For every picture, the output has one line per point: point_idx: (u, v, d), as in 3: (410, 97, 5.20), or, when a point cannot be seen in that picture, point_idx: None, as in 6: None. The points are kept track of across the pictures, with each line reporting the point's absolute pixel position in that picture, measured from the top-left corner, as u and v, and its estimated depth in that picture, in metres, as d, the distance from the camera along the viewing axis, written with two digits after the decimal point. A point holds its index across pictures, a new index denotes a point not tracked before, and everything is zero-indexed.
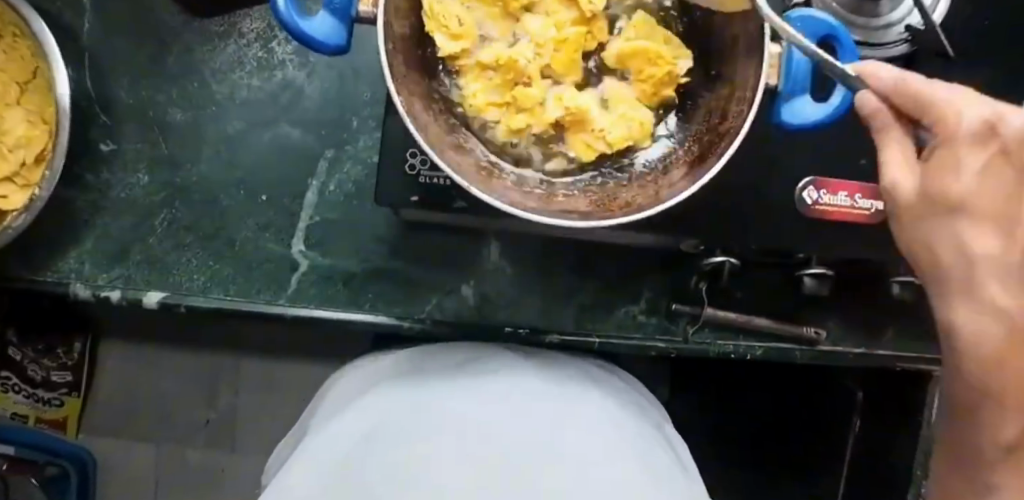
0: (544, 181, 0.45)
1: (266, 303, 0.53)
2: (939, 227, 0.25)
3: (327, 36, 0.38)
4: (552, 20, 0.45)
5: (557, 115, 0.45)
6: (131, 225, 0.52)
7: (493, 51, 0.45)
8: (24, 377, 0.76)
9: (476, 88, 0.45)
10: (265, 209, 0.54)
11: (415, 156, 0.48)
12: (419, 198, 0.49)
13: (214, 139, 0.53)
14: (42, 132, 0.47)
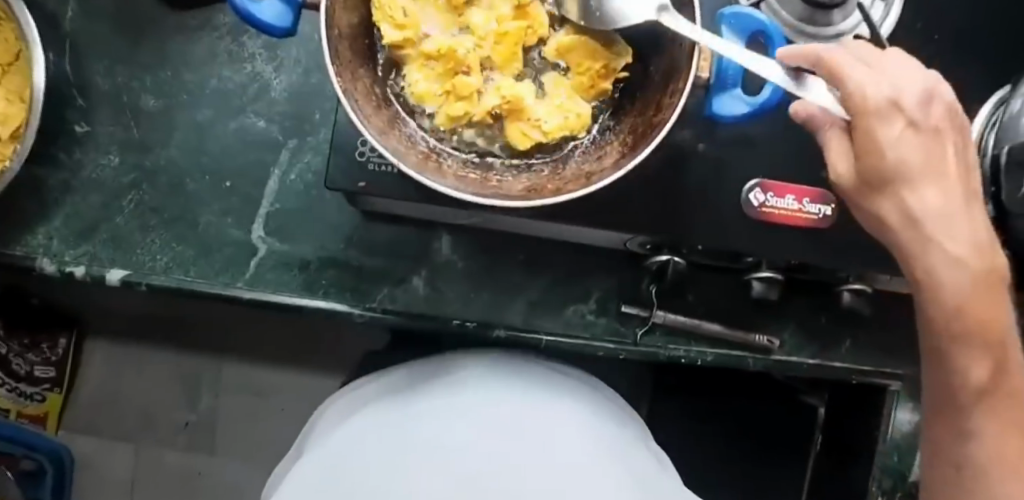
0: (480, 167, 0.44)
1: (224, 286, 0.53)
2: (885, 198, 0.32)
3: (275, 22, 0.39)
4: (494, 13, 0.45)
5: (497, 104, 0.44)
6: (101, 204, 0.55)
7: (434, 40, 0.44)
8: (10, 370, 0.97)
9: (417, 77, 0.44)
10: (228, 195, 0.55)
11: (365, 143, 0.48)
12: (365, 185, 0.48)
13: (184, 127, 0.56)
14: (18, 110, 0.53)
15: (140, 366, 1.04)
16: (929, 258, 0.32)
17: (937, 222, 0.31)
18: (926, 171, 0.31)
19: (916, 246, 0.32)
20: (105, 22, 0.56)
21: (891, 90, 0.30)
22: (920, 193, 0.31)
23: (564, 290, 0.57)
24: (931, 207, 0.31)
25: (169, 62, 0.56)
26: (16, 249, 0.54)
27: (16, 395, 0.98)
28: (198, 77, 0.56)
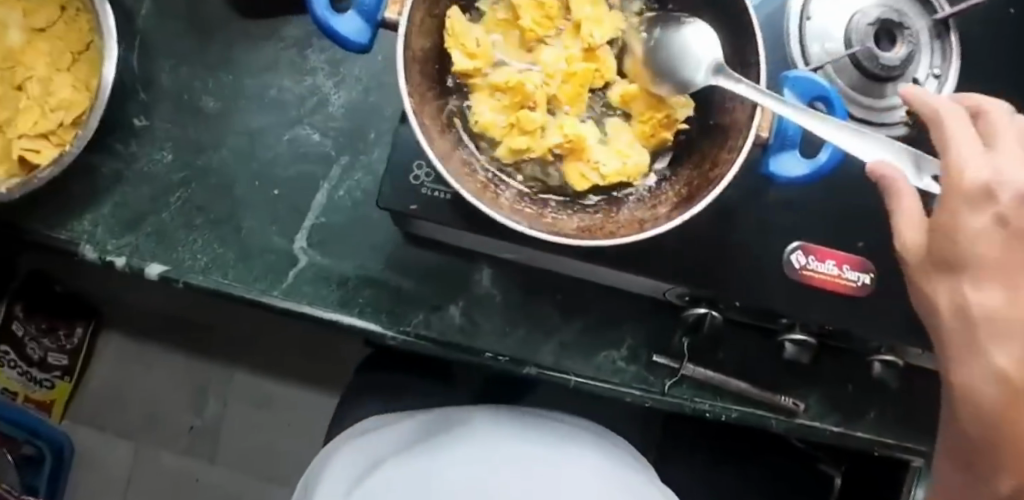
0: (535, 202, 0.45)
1: (261, 293, 0.53)
2: (946, 283, 0.30)
3: (351, 35, 0.40)
4: (565, 53, 0.46)
5: (560, 143, 0.45)
6: (149, 198, 0.55)
7: (504, 73, 0.45)
8: (23, 354, 0.99)
9: (484, 107, 0.44)
10: (275, 203, 0.55)
11: (420, 167, 0.48)
12: (416, 208, 0.48)
13: (239, 130, 0.56)
14: (83, 98, 0.55)
15: (150, 367, 1.05)
16: (970, 351, 0.30)
17: (986, 315, 0.29)
18: (994, 267, 0.29)
19: (967, 339, 0.30)
20: (176, 22, 0.57)
21: (994, 176, 0.29)
22: (982, 280, 0.29)
23: (598, 336, 0.57)
24: (987, 303, 0.29)
25: (233, 66, 0.56)
26: (61, 232, 0.55)
27: (28, 379, 0.99)
28: (259, 84, 0.56)
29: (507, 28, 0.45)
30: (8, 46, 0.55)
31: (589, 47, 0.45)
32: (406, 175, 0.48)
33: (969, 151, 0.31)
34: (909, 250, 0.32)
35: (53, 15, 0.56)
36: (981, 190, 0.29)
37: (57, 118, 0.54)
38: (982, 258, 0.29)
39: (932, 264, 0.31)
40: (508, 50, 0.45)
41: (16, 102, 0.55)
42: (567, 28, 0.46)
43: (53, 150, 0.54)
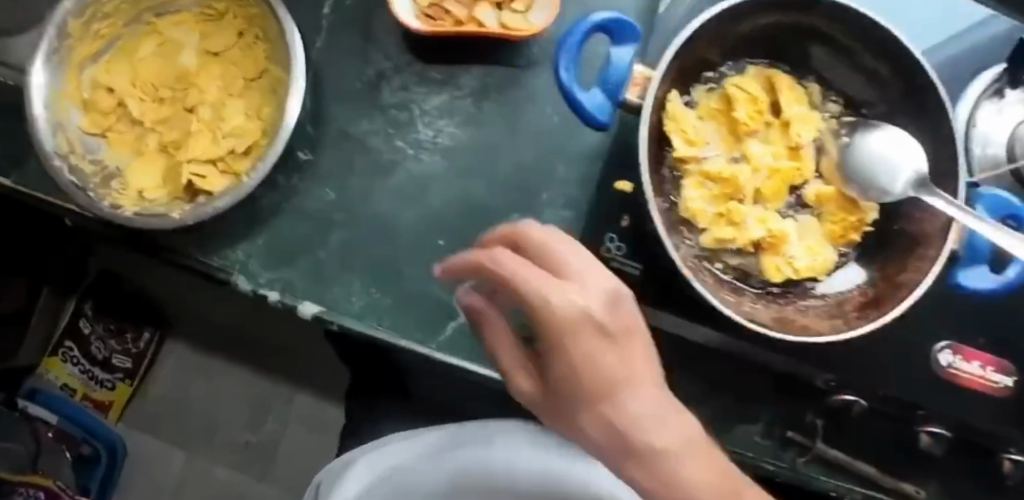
0: (731, 288, 0.46)
1: (419, 344, 0.52)
2: (552, 402, 0.33)
3: (594, 113, 0.41)
4: (771, 148, 0.47)
5: (761, 235, 0.46)
6: (308, 234, 0.53)
7: (714, 163, 0.46)
8: (89, 353, 1.01)
9: (695, 193, 0.46)
10: (439, 252, 0.54)
11: (612, 241, 0.50)
12: (609, 281, 0.50)
13: (404, 173, 0.54)
14: (256, 127, 0.53)
15: (212, 379, 1.05)
16: (601, 401, 0.30)
17: (611, 371, 0.31)
18: (606, 319, 0.31)
19: (569, 366, 0.31)
20: (350, 56, 0.55)
21: (580, 303, 0.31)
22: (567, 306, 0.30)
23: (738, 411, 0.56)
24: (614, 365, 0.31)
25: (405, 108, 0.55)
26: (215, 259, 0.53)
27: (90, 377, 1.01)
28: (431, 129, 0.55)
29: (720, 119, 0.46)
30: (184, 69, 0.55)
31: (795, 146, 0.47)
32: (598, 248, 0.50)
33: (538, 279, 0.30)
34: (533, 281, 0.30)
35: (230, 41, 0.55)
36: (533, 274, 0.31)
37: (228, 146, 0.52)
38: (580, 330, 0.30)
39: (534, 308, 0.31)
40: (718, 139, 0.46)
41: (187, 124, 0.54)
42: (774, 124, 0.47)
43: (221, 178, 0.52)
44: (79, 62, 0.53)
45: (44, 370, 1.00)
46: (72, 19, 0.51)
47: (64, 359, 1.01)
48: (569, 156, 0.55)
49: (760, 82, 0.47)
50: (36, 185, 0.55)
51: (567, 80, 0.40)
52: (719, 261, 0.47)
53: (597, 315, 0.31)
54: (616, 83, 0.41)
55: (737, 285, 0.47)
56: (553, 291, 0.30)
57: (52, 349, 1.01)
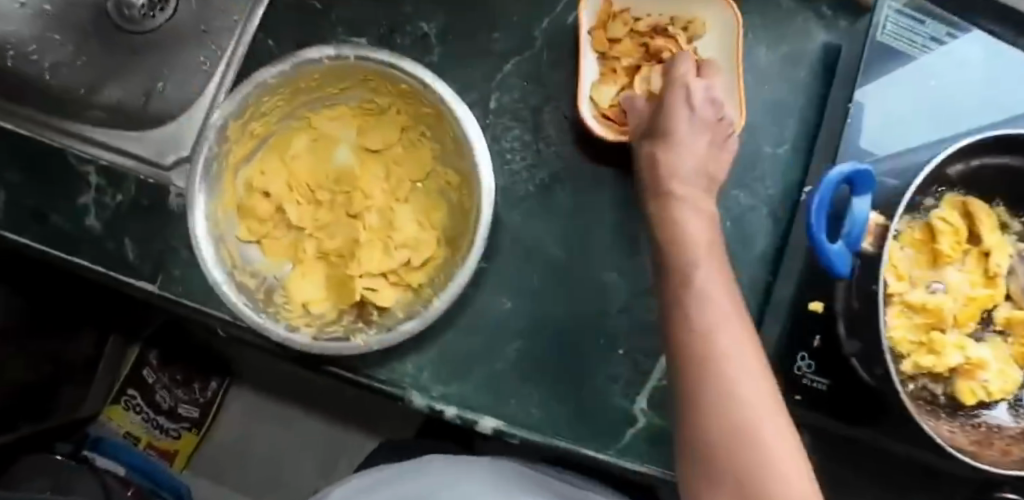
0: (926, 408, 0.47)
1: (597, 452, 0.52)
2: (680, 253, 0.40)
3: (839, 264, 0.40)
4: (967, 276, 0.48)
5: (960, 362, 0.46)
6: (483, 346, 0.52)
7: (918, 293, 0.46)
8: (153, 402, 1.01)
9: (899, 323, 0.46)
10: (618, 362, 0.53)
11: (803, 359, 0.50)
12: (803, 399, 0.50)
13: (577, 278, 0.53)
14: (431, 236, 0.50)
15: (282, 429, 1.03)
16: (705, 370, 0.34)
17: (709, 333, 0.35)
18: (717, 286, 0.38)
19: (682, 283, 0.38)
20: (521, 161, 0.53)
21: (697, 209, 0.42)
22: (691, 230, 0.41)
23: None
24: (724, 321, 0.36)
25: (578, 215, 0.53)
26: (384, 372, 0.52)
27: (154, 424, 1.01)
28: (605, 235, 0.53)
29: (921, 248, 0.47)
30: (342, 169, 0.52)
31: (992, 275, 0.47)
32: (788, 364, 0.51)
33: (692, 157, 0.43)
34: (653, 172, 0.44)
35: (393, 139, 0.52)
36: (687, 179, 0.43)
37: (400, 257, 0.49)
38: (679, 210, 0.42)
39: (665, 202, 0.43)
40: (918, 267, 0.47)
41: (352, 232, 0.51)
42: (971, 252, 0.48)
43: (391, 290, 0.50)
44: (235, 165, 0.51)
45: (105, 418, 1.00)
46: (231, 122, 0.48)
47: (126, 406, 1.01)
48: (744, 261, 0.55)
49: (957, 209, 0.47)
50: (187, 293, 0.53)
51: (819, 238, 0.39)
52: (916, 385, 0.47)
53: (698, 103, 0.45)
54: (860, 233, 0.40)
55: (931, 406, 0.47)
56: (686, 195, 0.42)
57: (114, 397, 1.01)
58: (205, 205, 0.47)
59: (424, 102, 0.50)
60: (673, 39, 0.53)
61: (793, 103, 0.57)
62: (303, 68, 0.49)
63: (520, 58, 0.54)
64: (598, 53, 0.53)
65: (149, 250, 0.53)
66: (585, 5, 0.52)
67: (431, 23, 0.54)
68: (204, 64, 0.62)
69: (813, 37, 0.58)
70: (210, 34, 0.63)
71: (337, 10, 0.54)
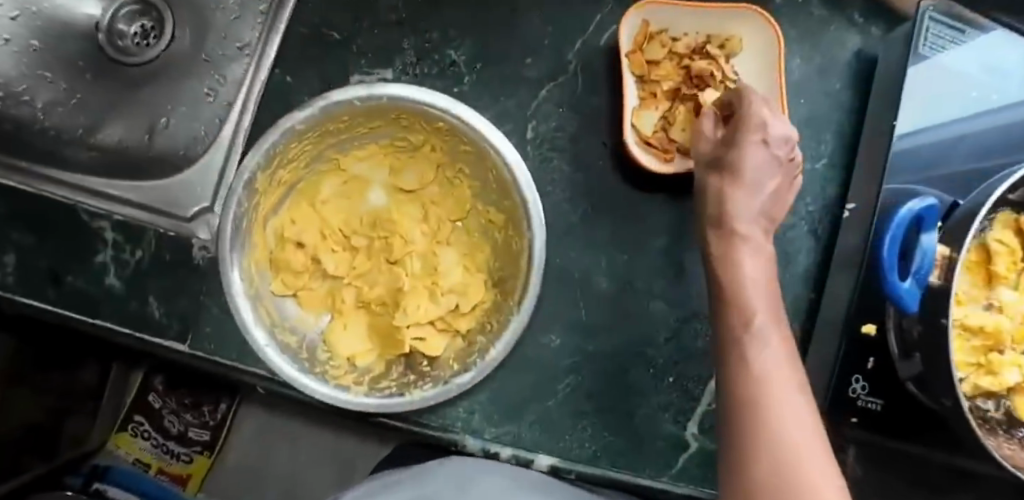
0: (988, 426, 0.49)
1: (652, 479, 0.50)
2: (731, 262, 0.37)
3: (910, 299, 0.43)
4: (1023, 296, 0.50)
5: (1018, 380, 0.48)
6: (533, 384, 0.50)
7: (976, 315, 0.49)
8: (161, 428, 0.86)
9: (957, 346, 0.49)
10: (669, 390, 0.51)
11: (858, 381, 0.51)
12: (858, 420, 0.51)
13: (624, 306, 0.51)
14: (477, 279, 0.49)
15: (294, 446, 0.87)
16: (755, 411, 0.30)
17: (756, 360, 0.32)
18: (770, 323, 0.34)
19: (740, 321, 0.34)
20: (563, 190, 0.51)
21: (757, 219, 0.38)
22: (750, 267, 0.36)
23: None
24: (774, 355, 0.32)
25: (625, 242, 0.51)
26: (433, 419, 0.50)
27: (164, 452, 0.86)
28: (652, 261, 0.51)
29: (976, 269, 0.50)
30: (377, 212, 0.51)
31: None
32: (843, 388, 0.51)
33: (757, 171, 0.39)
34: (717, 213, 0.38)
35: (429, 177, 0.51)
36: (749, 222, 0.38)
37: (448, 303, 0.48)
38: (740, 251, 0.37)
39: (725, 241, 0.38)
40: (975, 291, 0.50)
41: (395, 279, 0.49)
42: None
43: (440, 337, 0.49)
44: (264, 216, 0.49)
45: (111, 448, 0.84)
46: (259, 173, 0.46)
47: (134, 433, 0.86)
48: (787, 280, 0.55)
49: (1010, 228, 0.50)
50: (220, 351, 0.51)
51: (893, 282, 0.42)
52: (977, 404, 0.50)
53: (773, 143, 0.38)
54: (928, 270, 0.43)
55: (994, 423, 0.49)
56: (751, 236, 0.37)
57: (121, 422, 0.85)
58: (239, 264, 0.46)
59: (464, 139, 0.47)
60: (714, 59, 0.51)
61: (827, 115, 0.57)
62: (331, 111, 0.46)
63: (555, 82, 0.51)
64: (636, 76, 0.50)
65: (175, 308, 0.51)
66: (623, 28, 0.50)
67: (459, 50, 0.51)
68: (209, 96, 0.58)
69: (845, 45, 0.57)
70: (212, 63, 0.59)
71: (358, 42, 0.51)
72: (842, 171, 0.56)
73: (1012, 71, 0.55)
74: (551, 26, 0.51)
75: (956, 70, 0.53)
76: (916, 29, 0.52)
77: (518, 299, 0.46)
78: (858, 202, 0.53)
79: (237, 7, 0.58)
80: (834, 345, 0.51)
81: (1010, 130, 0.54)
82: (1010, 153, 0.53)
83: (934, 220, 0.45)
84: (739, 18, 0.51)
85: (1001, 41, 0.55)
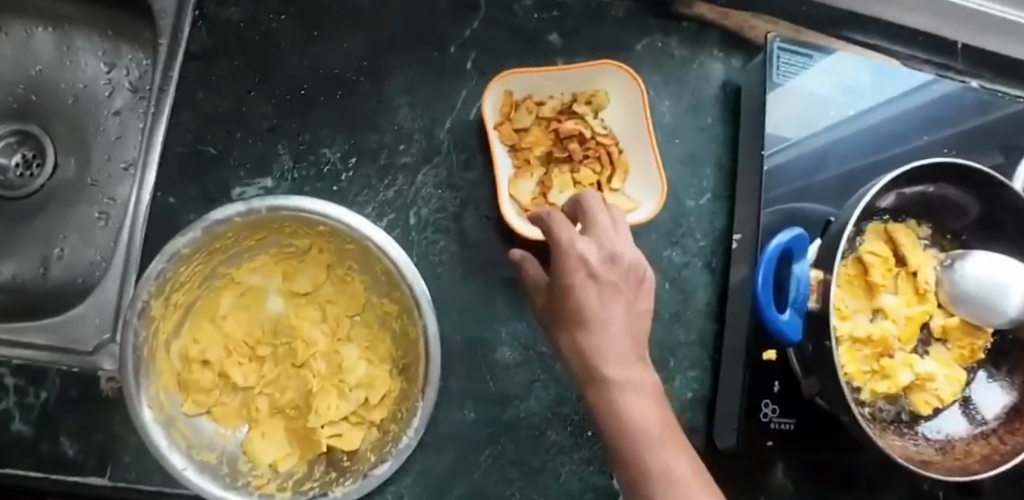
0: (893, 425, 0.51)
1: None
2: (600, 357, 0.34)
3: (792, 331, 0.45)
4: (901, 297, 0.52)
5: (912, 379, 0.50)
6: (457, 461, 0.51)
7: (862, 326, 0.50)
8: None
9: (852, 359, 0.50)
10: (589, 443, 0.53)
11: (767, 405, 0.52)
12: (774, 442, 0.52)
13: (535, 368, 0.53)
14: (382, 371, 0.51)
15: None
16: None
17: (659, 465, 0.31)
18: (671, 442, 0.32)
19: (643, 476, 0.31)
20: (456, 268, 0.52)
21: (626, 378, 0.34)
22: (642, 412, 0.33)
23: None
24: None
25: (524, 309, 0.53)
26: None
27: None
28: None
29: (856, 281, 0.51)
30: (277, 319, 0.52)
31: (923, 291, 0.51)
32: (755, 413, 0.52)
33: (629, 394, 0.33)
34: (585, 368, 0.35)
35: (321, 279, 0.52)
36: (620, 347, 0.35)
37: (357, 397, 0.50)
38: (626, 393, 0.33)
39: (606, 392, 0.34)
40: (858, 302, 0.51)
41: (303, 381, 0.50)
42: (901, 274, 0.52)
43: (355, 431, 0.49)
44: (165, 342, 0.49)
45: None
46: (152, 301, 0.46)
47: None
48: (690, 317, 0.57)
49: (880, 236, 0.52)
50: (143, 478, 0.51)
51: (773, 312, 0.43)
52: (882, 407, 0.51)
53: (605, 273, 0.35)
54: (804, 298, 0.45)
55: (897, 422, 0.51)
56: (629, 372, 0.34)
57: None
58: (146, 394, 0.46)
59: (346, 238, 0.49)
60: (581, 118, 0.53)
61: (701, 150, 0.59)
62: (213, 230, 0.47)
63: (432, 166, 0.53)
64: (508, 145, 0.52)
65: (90, 443, 0.51)
66: (487, 103, 0.51)
67: (333, 148, 0.52)
68: (100, 220, 0.58)
69: (708, 80, 0.60)
70: (99, 186, 0.58)
71: (234, 154, 0.52)
72: (725, 202, 0.59)
73: (862, 85, 0.58)
74: (422, 114, 0.53)
75: (812, 92, 0.56)
76: (767, 60, 0.55)
77: (426, 379, 0.47)
78: (743, 231, 0.56)
79: (117, 128, 0.59)
80: (739, 376, 0.53)
81: (866, 130, 0.58)
82: (867, 148, 0.57)
83: (804, 251, 0.47)
84: (599, 74, 0.53)
85: (847, 60, 0.58)
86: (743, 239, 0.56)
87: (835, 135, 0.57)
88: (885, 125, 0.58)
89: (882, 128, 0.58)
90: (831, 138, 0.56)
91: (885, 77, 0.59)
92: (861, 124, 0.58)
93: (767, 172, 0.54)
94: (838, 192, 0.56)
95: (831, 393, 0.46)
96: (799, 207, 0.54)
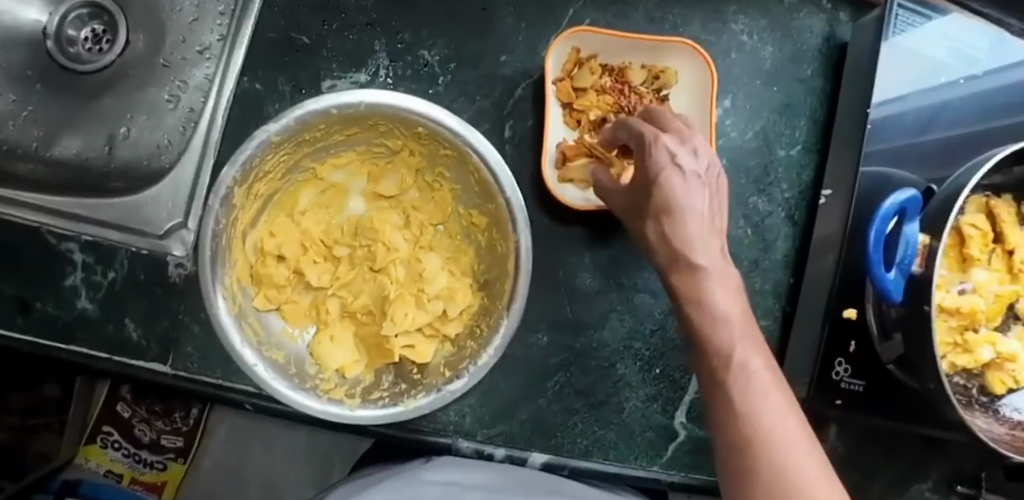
0: (964, 399, 0.51)
1: (644, 470, 0.52)
2: (693, 238, 0.32)
3: (893, 290, 0.45)
4: (994, 274, 0.51)
5: (991, 357, 0.50)
6: (524, 385, 0.51)
7: (953, 297, 0.50)
8: (131, 436, 0.75)
9: (939, 329, 0.50)
10: (656, 381, 0.52)
11: (840, 364, 0.52)
12: (842, 402, 0.53)
13: (610, 299, 0.52)
14: (462, 284, 0.51)
15: (269, 441, 0.79)
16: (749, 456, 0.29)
17: (731, 349, 0.32)
18: (749, 332, 0.32)
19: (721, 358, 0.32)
20: (541, 188, 0.51)
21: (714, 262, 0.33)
22: (724, 302, 0.32)
23: (916, 472, 0.58)
24: (772, 408, 0.30)
25: (607, 238, 0.52)
26: (424, 427, 0.49)
27: (136, 462, 0.76)
28: (634, 254, 0.52)
29: (953, 251, 0.51)
30: (357, 220, 0.52)
31: (1016, 271, 0.51)
32: (827, 370, 0.52)
33: (716, 284, 0.32)
34: (672, 253, 0.33)
35: (408, 182, 0.52)
36: (711, 238, 0.33)
37: (434, 309, 0.49)
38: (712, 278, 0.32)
39: (691, 278, 0.33)
40: (951, 273, 0.51)
41: (379, 287, 0.50)
42: (996, 252, 0.52)
43: (428, 344, 0.49)
44: (243, 232, 0.48)
45: (81, 461, 0.75)
46: (235, 189, 0.44)
47: (104, 444, 0.75)
48: (766, 267, 0.56)
49: (982, 210, 0.51)
50: (203, 370, 0.50)
51: (882, 271, 0.43)
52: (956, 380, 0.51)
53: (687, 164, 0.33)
54: (910, 259, 0.45)
55: (969, 397, 0.51)
56: (714, 258, 0.33)
57: (88, 433, 0.75)
58: (221, 284, 0.44)
59: (443, 143, 0.47)
60: (641, 94, 0.51)
61: (799, 102, 0.57)
62: (307, 121, 0.45)
63: (530, 80, 0.51)
64: (564, 103, 0.50)
65: (154, 329, 0.50)
66: (551, 56, 0.48)
67: (432, 51, 0.50)
68: (170, 103, 0.53)
69: (814, 30, 0.58)
70: (172, 69, 0.54)
71: (328, 46, 0.50)
72: (815, 156, 0.57)
73: (977, 52, 0.55)
74: (525, 28, 0.51)
75: (926, 53, 0.53)
76: (885, 17, 0.52)
77: (513, 300, 0.45)
78: (833, 188, 0.54)
79: (194, 9, 0.54)
80: (817, 330, 0.53)
81: (980, 99, 0.55)
82: (977, 117, 0.55)
83: (916, 212, 0.46)
84: (670, 50, 0.50)
85: (964, 24, 0.55)
86: (833, 195, 0.55)
87: (946, 100, 0.54)
88: (995, 97, 0.55)
89: (993, 97, 0.55)
90: (940, 102, 0.54)
91: (1000, 49, 0.56)
92: (967, 93, 0.55)
93: (870, 129, 0.52)
94: (940, 160, 0.54)
95: (923, 355, 0.45)
96: (902, 172, 0.52)
